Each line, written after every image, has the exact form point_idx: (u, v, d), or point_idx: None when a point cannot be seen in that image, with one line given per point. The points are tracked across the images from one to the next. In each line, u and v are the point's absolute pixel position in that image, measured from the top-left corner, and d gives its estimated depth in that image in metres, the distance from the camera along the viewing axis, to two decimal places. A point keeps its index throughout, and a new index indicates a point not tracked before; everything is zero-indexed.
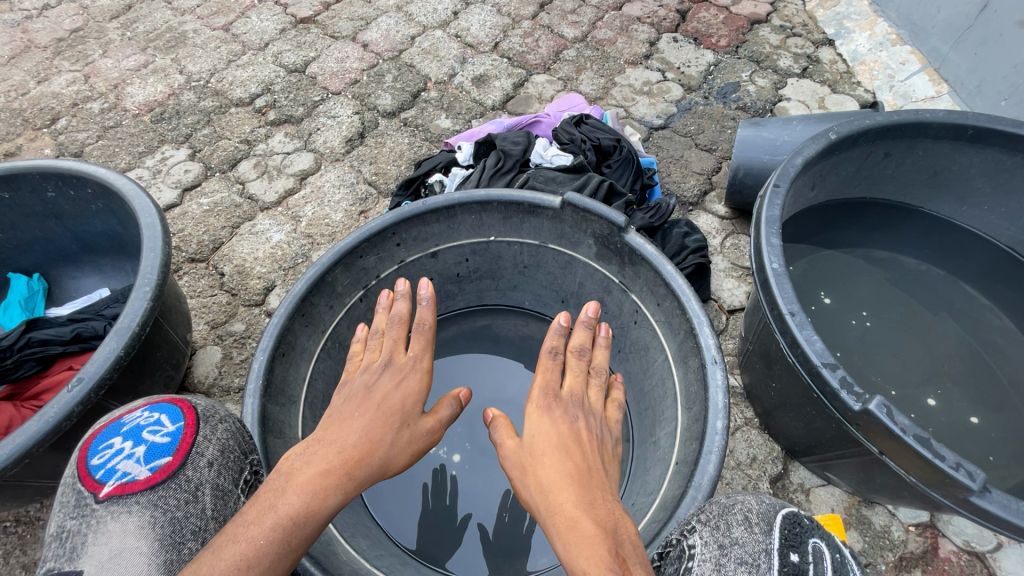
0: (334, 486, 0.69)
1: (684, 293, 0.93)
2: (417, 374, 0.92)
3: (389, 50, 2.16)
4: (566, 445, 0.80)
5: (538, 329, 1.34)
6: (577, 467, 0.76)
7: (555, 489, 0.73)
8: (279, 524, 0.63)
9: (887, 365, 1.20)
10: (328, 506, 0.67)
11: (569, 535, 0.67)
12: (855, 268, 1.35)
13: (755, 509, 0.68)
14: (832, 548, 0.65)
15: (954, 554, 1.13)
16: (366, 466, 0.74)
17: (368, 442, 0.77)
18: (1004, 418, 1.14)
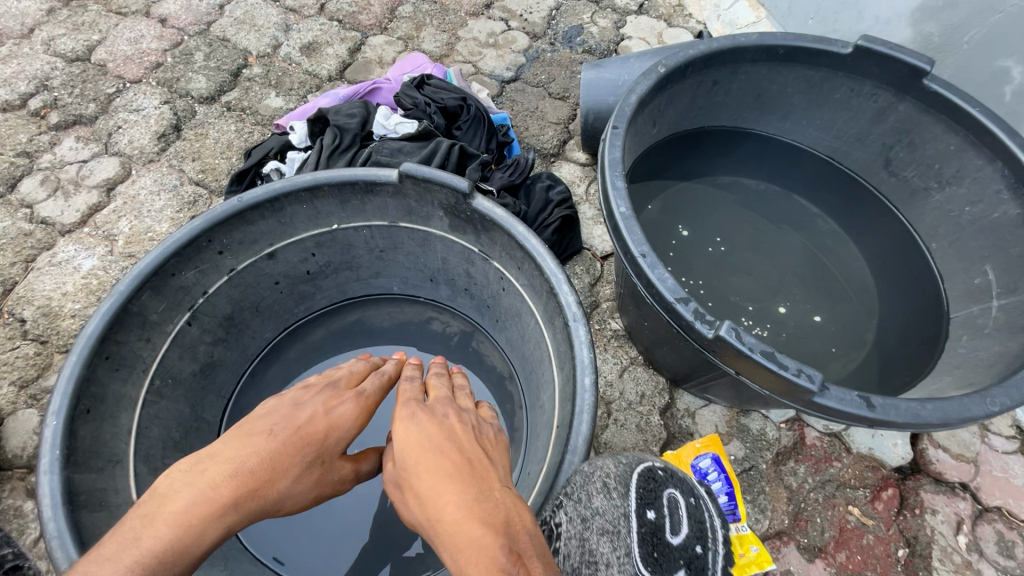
0: (217, 519, 0.66)
1: (539, 252, 0.90)
2: (358, 412, 0.85)
3: (194, 24, 1.86)
4: (440, 444, 0.74)
5: (414, 312, 1.27)
6: (457, 463, 0.71)
7: (439, 491, 0.67)
8: (142, 561, 0.60)
9: (741, 284, 1.32)
10: (203, 539, 0.65)
11: (456, 541, 0.61)
12: (709, 196, 1.44)
13: (613, 473, 0.75)
14: (685, 494, 0.79)
15: (818, 440, 1.27)
16: (262, 498, 0.70)
17: (269, 470, 0.72)
18: (840, 311, 1.28)
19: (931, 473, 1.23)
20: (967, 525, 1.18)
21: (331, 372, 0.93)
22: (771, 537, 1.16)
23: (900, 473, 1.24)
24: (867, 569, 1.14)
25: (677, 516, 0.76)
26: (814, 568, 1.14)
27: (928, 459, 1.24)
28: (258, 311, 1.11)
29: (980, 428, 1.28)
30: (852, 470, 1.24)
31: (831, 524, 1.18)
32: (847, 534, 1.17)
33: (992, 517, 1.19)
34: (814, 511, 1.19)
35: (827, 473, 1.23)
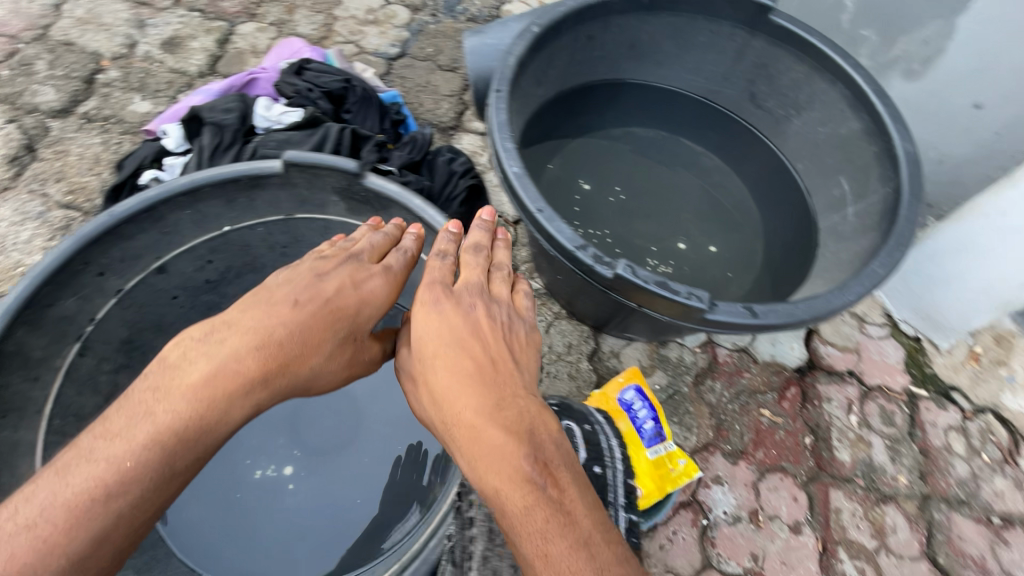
0: (237, 399, 0.74)
1: (436, 220, 0.94)
2: (386, 283, 0.89)
3: (28, 29, 1.65)
4: (464, 343, 0.81)
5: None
6: (480, 367, 0.78)
7: (462, 395, 0.76)
8: (157, 435, 0.69)
9: (643, 227, 1.40)
10: (234, 411, 0.75)
11: (477, 441, 0.71)
12: (604, 148, 1.51)
13: None
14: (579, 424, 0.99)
15: (728, 357, 1.40)
16: (286, 376, 0.79)
17: (300, 349, 0.80)
18: (729, 240, 1.40)
19: (824, 367, 1.40)
20: (856, 405, 1.35)
21: (348, 245, 0.93)
22: (700, 450, 1.28)
23: (799, 372, 1.39)
24: (782, 460, 1.28)
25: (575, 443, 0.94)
26: (739, 469, 1.26)
27: (820, 355, 1.41)
28: (159, 330, 1.05)
29: (858, 321, 1.47)
30: (760, 377, 1.38)
31: (749, 428, 1.31)
32: (763, 434, 1.31)
33: (875, 395, 1.37)
34: (733, 420, 1.32)
35: (740, 384, 1.37)
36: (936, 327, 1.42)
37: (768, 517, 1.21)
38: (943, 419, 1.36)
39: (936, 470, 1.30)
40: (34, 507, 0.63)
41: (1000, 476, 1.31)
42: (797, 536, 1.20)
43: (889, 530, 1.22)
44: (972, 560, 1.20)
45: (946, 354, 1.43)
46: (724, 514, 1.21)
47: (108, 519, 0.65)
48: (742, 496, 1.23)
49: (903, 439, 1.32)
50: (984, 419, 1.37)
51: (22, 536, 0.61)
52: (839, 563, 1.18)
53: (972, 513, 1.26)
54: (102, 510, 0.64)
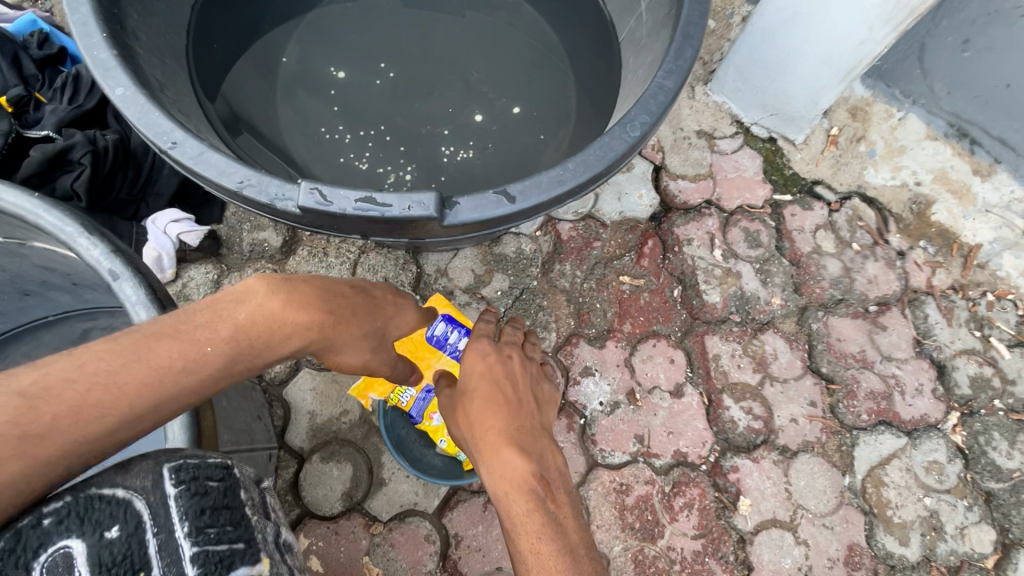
0: (295, 333, 0.62)
1: (29, 208, 0.62)
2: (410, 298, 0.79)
3: None
4: (496, 377, 0.78)
5: (59, 336, 0.96)
6: (507, 399, 0.76)
7: (484, 411, 0.73)
8: (226, 344, 0.58)
9: (427, 107, 1.09)
10: (285, 349, 0.62)
11: (496, 457, 0.69)
12: (352, 15, 1.13)
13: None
14: (105, 525, 0.48)
15: (573, 230, 1.19)
16: (336, 330, 0.65)
17: (349, 314, 0.67)
18: (535, 93, 1.11)
19: (679, 206, 1.22)
20: (719, 237, 1.20)
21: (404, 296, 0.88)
22: (563, 345, 1.12)
23: (654, 221, 1.21)
24: (651, 325, 1.15)
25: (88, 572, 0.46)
26: (608, 351, 1.12)
27: (672, 195, 1.22)
28: None
29: (708, 141, 1.27)
30: (614, 241, 1.19)
31: (611, 304, 1.15)
32: (627, 303, 1.16)
33: (737, 218, 1.22)
34: (592, 299, 1.16)
35: (592, 257, 1.18)
36: (787, 121, 1.23)
37: (646, 391, 1.10)
38: (809, 220, 1.23)
39: (809, 278, 1.19)
40: (116, 350, 0.54)
41: (872, 262, 1.22)
42: (680, 399, 1.10)
43: (771, 359, 1.13)
44: (853, 358, 1.15)
45: (804, 147, 1.27)
46: (601, 405, 1.09)
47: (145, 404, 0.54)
48: (616, 380, 1.10)
49: (772, 257, 1.20)
50: (850, 206, 1.26)
51: (96, 369, 0.53)
52: (726, 411, 1.10)
53: (849, 310, 1.19)
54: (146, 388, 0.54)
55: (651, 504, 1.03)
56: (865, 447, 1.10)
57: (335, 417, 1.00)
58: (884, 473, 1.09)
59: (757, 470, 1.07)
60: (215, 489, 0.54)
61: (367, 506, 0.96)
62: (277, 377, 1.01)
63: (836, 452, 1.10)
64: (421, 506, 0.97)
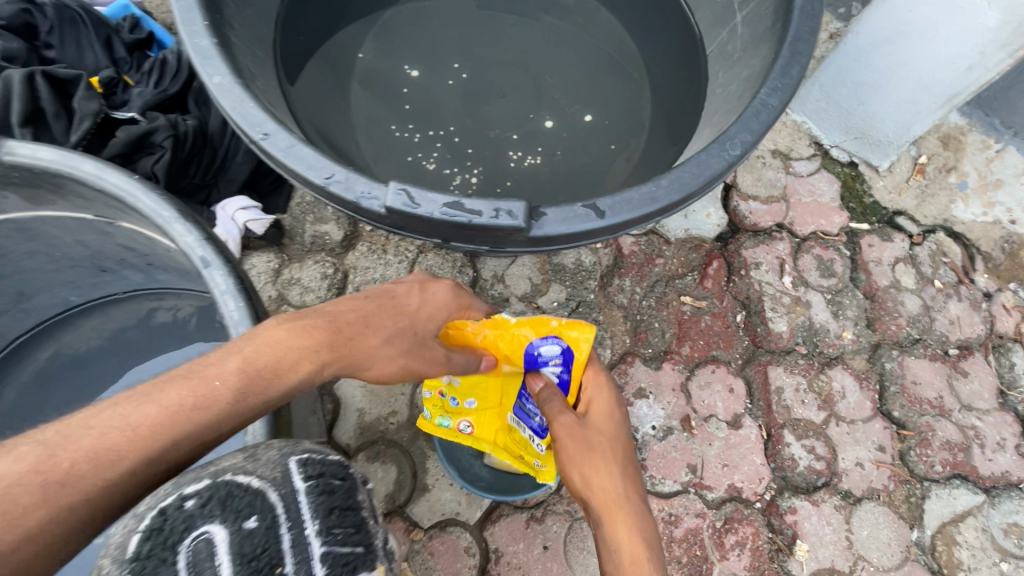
0: (304, 356, 0.57)
1: (125, 190, 0.63)
2: (451, 295, 0.71)
3: None
4: (624, 440, 0.76)
5: (127, 312, 0.99)
6: (631, 466, 0.75)
7: (605, 465, 0.72)
8: (238, 374, 0.53)
9: (497, 110, 1.07)
10: (301, 370, 0.56)
11: (629, 521, 0.68)
12: (426, 16, 1.12)
13: (111, 548, 0.39)
14: (239, 518, 0.40)
15: (635, 246, 1.15)
16: (355, 347, 0.61)
17: (361, 328, 0.62)
18: (608, 101, 1.08)
19: (748, 228, 1.17)
20: (789, 264, 1.14)
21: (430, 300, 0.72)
22: (617, 363, 1.08)
23: (721, 241, 1.16)
24: (711, 349, 1.10)
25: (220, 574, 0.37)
26: (664, 373, 1.08)
27: (742, 215, 1.17)
28: None
29: (782, 162, 1.21)
30: (677, 259, 1.15)
31: (670, 324, 1.11)
32: (687, 325, 1.11)
33: (810, 245, 1.16)
34: (650, 318, 1.12)
35: (653, 274, 1.14)
36: (872, 145, 1.17)
37: (702, 419, 1.06)
38: (888, 253, 1.16)
39: (884, 314, 1.12)
40: None
41: (955, 302, 1.14)
42: (737, 431, 1.05)
43: (838, 397, 1.07)
44: (929, 404, 1.08)
45: (887, 174, 1.19)
46: (653, 430, 1.05)
47: (153, 455, 0.49)
48: (670, 404, 1.06)
49: (846, 289, 1.14)
50: (934, 241, 1.17)
51: (95, 425, 0.49)
52: (786, 448, 1.04)
53: (927, 351, 1.11)
54: (150, 439, 0.49)
55: (701, 538, 0.99)
56: (936, 501, 1.03)
57: (382, 417, 0.99)
58: (956, 532, 1.02)
59: (817, 513, 1.01)
60: (342, 488, 0.46)
61: (409, 511, 0.95)
62: None
63: (904, 503, 1.03)
64: (463, 517, 0.95)
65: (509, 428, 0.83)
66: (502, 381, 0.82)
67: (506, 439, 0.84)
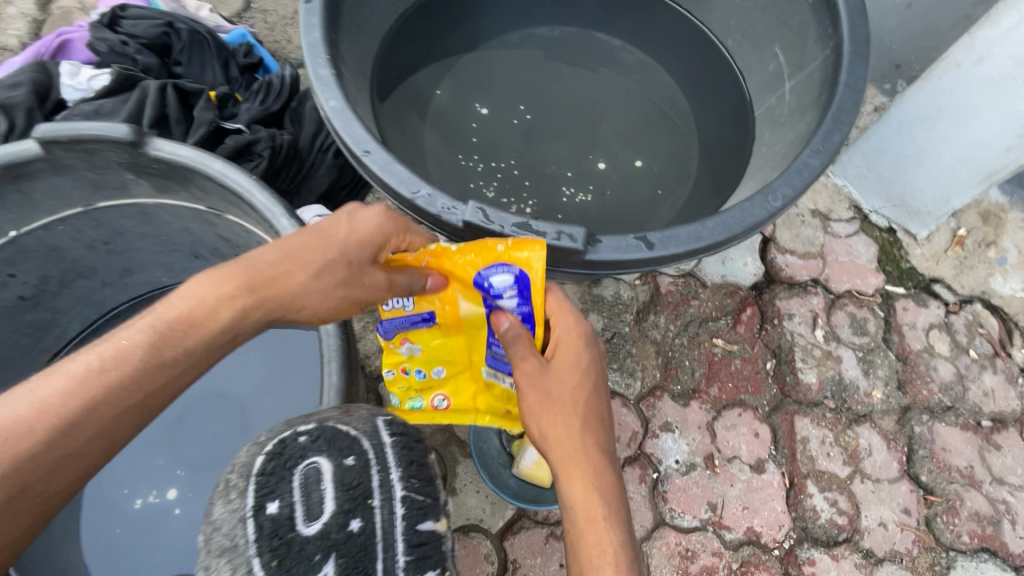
0: (222, 302, 0.60)
1: (245, 187, 0.74)
2: (388, 216, 0.67)
3: None
4: (596, 395, 0.70)
5: None
6: (600, 425, 0.69)
7: (566, 420, 0.67)
8: (151, 334, 0.57)
9: (555, 149, 1.17)
10: (219, 316, 0.60)
11: (589, 487, 0.65)
12: (500, 62, 1.25)
13: (239, 465, 0.49)
14: (341, 455, 0.49)
15: (672, 285, 1.21)
16: (279, 287, 0.62)
17: (285, 267, 0.63)
18: (658, 150, 1.17)
19: (784, 280, 1.21)
20: (822, 318, 1.18)
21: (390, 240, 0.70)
22: (646, 396, 1.13)
23: (756, 289, 1.21)
24: (739, 393, 1.13)
25: (324, 496, 0.47)
26: (690, 411, 1.12)
27: (779, 267, 1.22)
28: None
29: (821, 221, 1.26)
30: (712, 302, 1.20)
31: (700, 363, 1.15)
32: (716, 366, 1.15)
33: (844, 302, 1.19)
34: (681, 356, 1.16)
35: (688, 314, 1.19)
36: (910, 214, 1.21)
37: (725, 459, 1.08)
38: (923, 318, 1.18)
39: (916, 377, 1.14)
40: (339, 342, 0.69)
41: (990, 373, 1.15)
42: (760, 475, 1.07)
43: (863, 454, 1.08)
44: (959, 473, 1.08)
45: (925, 243, 1.23)
46: (676, 464, 1.08)
47: (61, 425, 0.52)
48: (695, 441, 1.09)
49: (877, 348, 1.16)
50: (970, 311, 1.19)
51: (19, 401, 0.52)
52: (809, 498, 1.06)
53: (958, 420, 1.12)
54: (56, 412, 0.52)
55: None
56: (961, 572, 1.02)
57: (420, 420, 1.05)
58: None
59: (835, 568, 1.02)
60: (419, 446, 0.55)
61: None
62: (376, 370, 1.09)
63: (927, 570, 1.02)
64: (486, 524, 1.00)
65: (481, 387, 0.85)
66: (468, 331, 0.79)
67: (483, 400, 0.85)
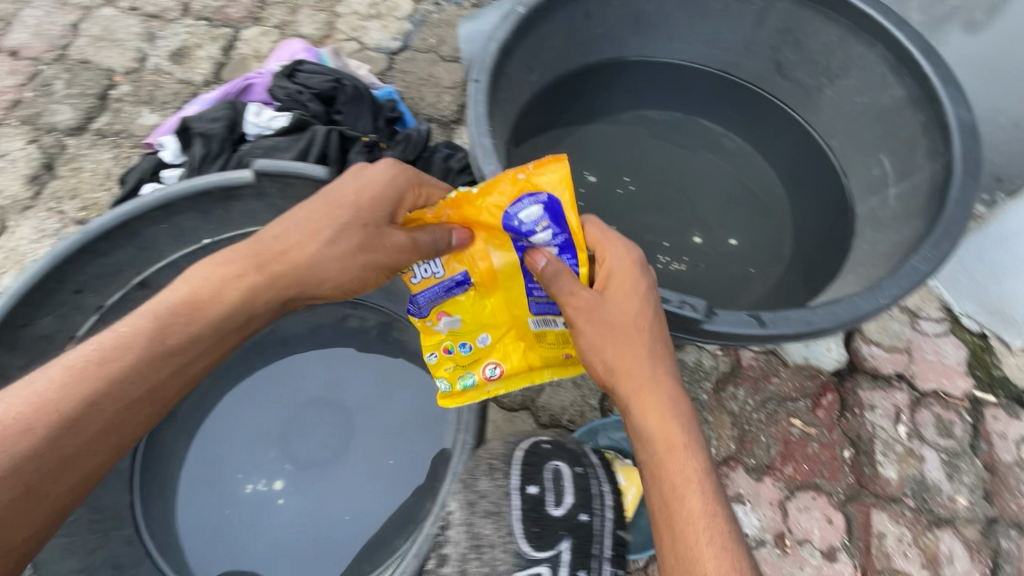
0: (228, 281, 0.73)
1: None
2: (397, 173, 0.80)
3: (49, 51, 1.71)
4: (658, 325, 0.74)
5: (327, 312, 1.18)
6: (662, 351, 0.73)
7: (633, 347, 0.72)
8: (155, 321, 0.70)
9: (655, 220, 1.27)
10: (230, 291, 0.73)
11: (658, 412, 0.69)
12: (609, 135, 1.36)
13: (497, 456, 0.90)
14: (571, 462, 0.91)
15: (753, 360, 1.26)
16: (291, 259, 0.75)
17: (290, 243, 0.76)
18: (753, 230, 1.25)
19: (867, 370, 1.23)
20: (906, 414, 1.19)
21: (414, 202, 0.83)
22: (719, 464, 1.16)
23: (837, 376, 1.24)
24: (815, 476, 1.14)
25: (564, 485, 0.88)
26: (763, 486, 1.14)
27: (862, 357, 1.25)
28: None
29: (909, 317, 1.29)
30: (791, 382, 1.23)
31: (776, 441, 1.18)
32: (792, 446, 1.17)
33: (929, 401, 1.20)
34: (758, 431, 1.19)
35: (767, 390, 1.23)
36: (1004, 322, 1.22)
37: (796, 541, 1.09)
38: (1013, 429, 1.17)
39: (1003, 489, 1.12)
40: None
41: None
42: (832, 563, 1.07)
43: (944, 560, 1.07)
44: None
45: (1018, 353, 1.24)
46: (746, 537, 1.09)
47: (69, 419, 0.64)
48: (766, 517, 1.11)
49: (963, 453, 1.15)
50: None
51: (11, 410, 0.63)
52: None
53: None
54: (66, 403, 0.64)
55: None
56: None
57: None
58: None
59: None
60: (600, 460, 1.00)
61: None
62: None
63: None
64: None
65: (529, 342, 0.91)
66: (504, 286, 0.87)
67: (535, 353, 0.91)
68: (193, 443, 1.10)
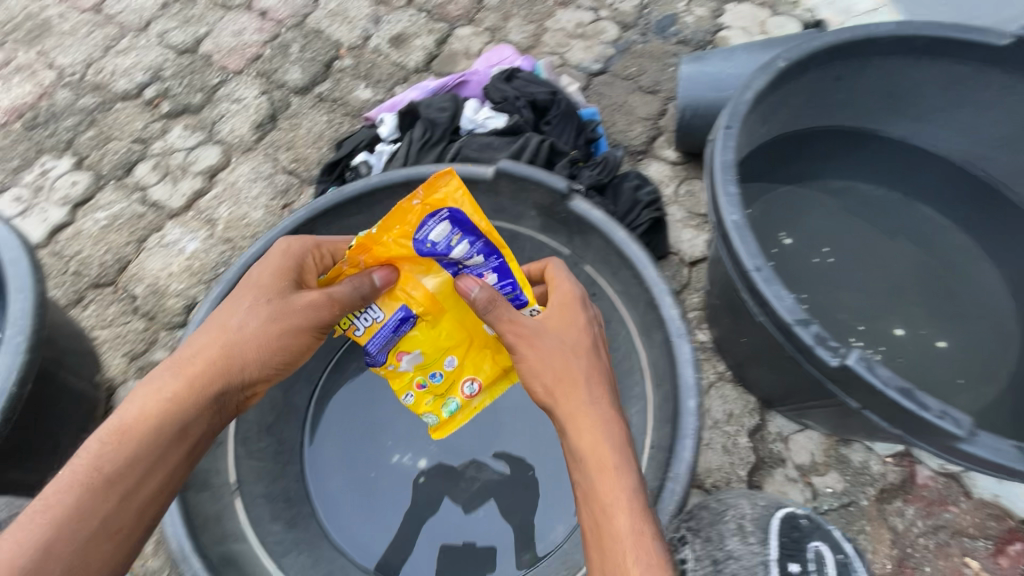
0: (170, 373, 0.77)
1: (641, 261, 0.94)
2: (286, 251, 0.85)
3: (291, 16, 1.91)
4: (592, 355, 0.78)
5: None
6: (600, 380, 0.76)
7: (572, 376, 0.74)
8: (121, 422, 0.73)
9: (853, 300, 1.19)
10: (179, 375, 0.77)
11: (593, 442, 0.71)
12: (817, 202, 1.30)
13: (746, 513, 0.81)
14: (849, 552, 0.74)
15: (931, 480, 1.13)
16: (217, 344, 0.79)
17: (208, 337, 0.79)
18: (966, 334, 1.15)
19: None
20: None
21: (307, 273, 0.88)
22: None
23: None
24: None
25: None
26: None
27: None
28: None
29: None
30: (972, 517, 1.10)
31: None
32: None
33: None
34: (922, 559, 1.07)
35: (942, 518, 1.10)
36: None
37: None
38: None
39: None
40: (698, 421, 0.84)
41: None
42: None
43: None
44: None
45: None
46: None
47: (76, 503, 0.68)
48: None
49: None
50: None
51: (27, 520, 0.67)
52: None
53: None
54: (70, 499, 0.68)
55: None
56: None
57: None
58: None
59: None
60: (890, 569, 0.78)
61: None
62: None
63: None
64: None
65: (492, 347, 0.96)
66: (449, 306, 0.92)
67: (502, 356, 0.96)
68: (352, 401, 1.15)
